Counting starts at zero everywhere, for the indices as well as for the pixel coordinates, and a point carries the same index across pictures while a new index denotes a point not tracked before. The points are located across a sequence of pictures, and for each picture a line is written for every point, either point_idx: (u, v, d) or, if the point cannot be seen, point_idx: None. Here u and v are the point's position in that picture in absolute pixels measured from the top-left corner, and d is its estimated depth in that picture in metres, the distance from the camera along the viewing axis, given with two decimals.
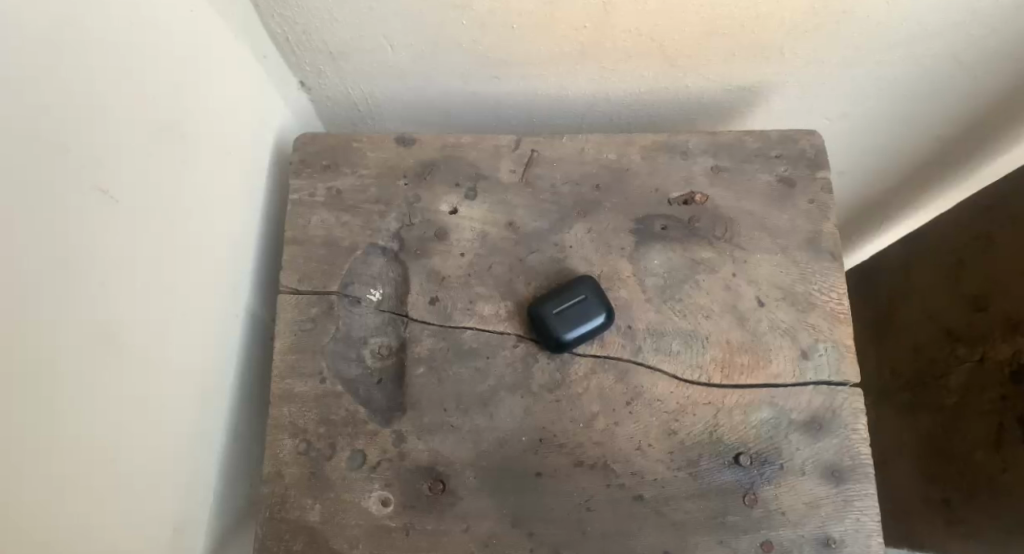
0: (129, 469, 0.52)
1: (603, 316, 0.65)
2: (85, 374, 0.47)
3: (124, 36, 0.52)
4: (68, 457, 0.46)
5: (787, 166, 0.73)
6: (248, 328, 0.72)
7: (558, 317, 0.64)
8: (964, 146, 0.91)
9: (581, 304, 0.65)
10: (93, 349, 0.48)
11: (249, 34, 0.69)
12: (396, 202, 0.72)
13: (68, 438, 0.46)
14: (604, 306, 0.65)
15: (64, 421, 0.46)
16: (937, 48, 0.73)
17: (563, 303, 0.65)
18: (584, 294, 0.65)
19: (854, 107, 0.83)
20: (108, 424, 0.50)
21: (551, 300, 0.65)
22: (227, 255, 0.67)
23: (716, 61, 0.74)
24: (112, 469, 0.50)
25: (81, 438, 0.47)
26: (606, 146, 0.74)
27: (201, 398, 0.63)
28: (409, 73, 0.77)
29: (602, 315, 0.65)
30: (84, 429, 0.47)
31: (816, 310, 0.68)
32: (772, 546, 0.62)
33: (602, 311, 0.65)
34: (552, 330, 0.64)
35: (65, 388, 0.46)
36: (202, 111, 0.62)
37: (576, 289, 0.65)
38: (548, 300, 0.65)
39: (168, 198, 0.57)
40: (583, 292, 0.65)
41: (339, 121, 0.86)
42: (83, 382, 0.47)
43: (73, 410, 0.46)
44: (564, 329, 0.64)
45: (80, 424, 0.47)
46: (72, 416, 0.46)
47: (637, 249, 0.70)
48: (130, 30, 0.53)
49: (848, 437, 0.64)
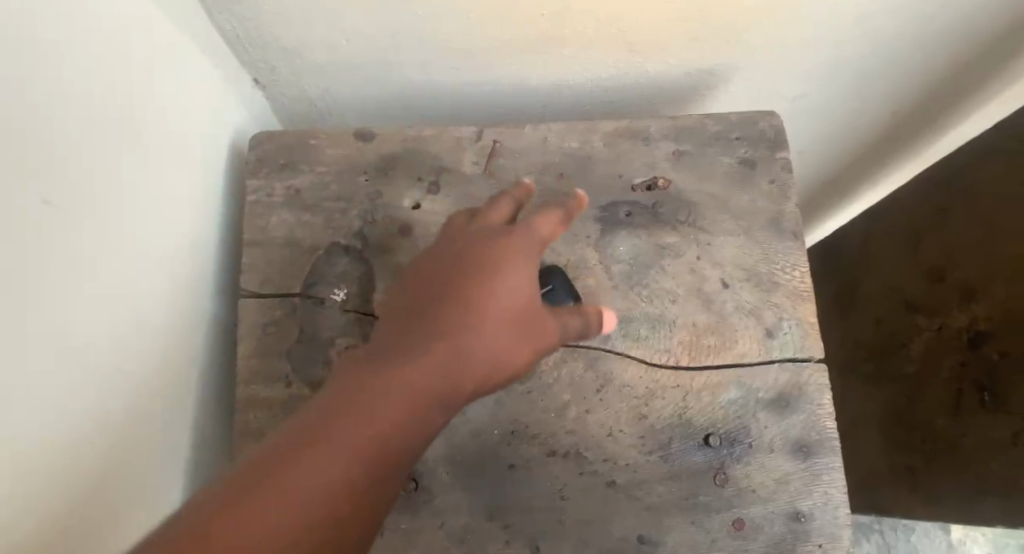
0: (103, 486, 0.52)
1: (572, 305, 0.66)
2: (51, 397, 0.46)
3: (67, 46, 0.50)
4: (41, 480, 0.45)
5: (747, 149, 0.73)
6: (210, 334, 0.71)
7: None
8: (917, 128, 0.93)
9: (551, 293, 0.65)
10: (54, 372, 0.47)
11: (197, 34, 0.67)
12: (357, 199, 0.71)
13: (36, 464, 0.45)
14: (573, 295, 0.66)
15: (41, 440, 0.45)
16: (890, 26, 0.73)
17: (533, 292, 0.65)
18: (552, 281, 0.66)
19: (811, 87, 0.84)
20: (77, 448, 0.49)
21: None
22: (183, 264, 0.66)
23: (675, 45, 0.74)
24: (79, 491, 0.49)
25: (52, 462, 0.46)
26: (568, 134, 0.74)
27: (165, 412, 0.62)
28: (366, 67, 0.75)
29: (570, 299, 0.65)
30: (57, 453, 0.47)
31: (779, 289, 0.69)
32: (744, 523, 0.62)
33: (571, 301, 0.66)
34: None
35: (31, 414, 0.44)
36: (150, 117, 0.60)
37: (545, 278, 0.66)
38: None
39: (116, 209, 0.55)
40: (553, 281, 0.66)
41: (297, 118, 0.85)
42: (54, 405, 0.47)
43: (36, 434, 0.45)
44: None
45: (45, 447, 0.46)
46: (36, 439, 0.45)
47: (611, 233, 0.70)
48: (74, 39, 0.51)
49: (814, 412, 0.65)
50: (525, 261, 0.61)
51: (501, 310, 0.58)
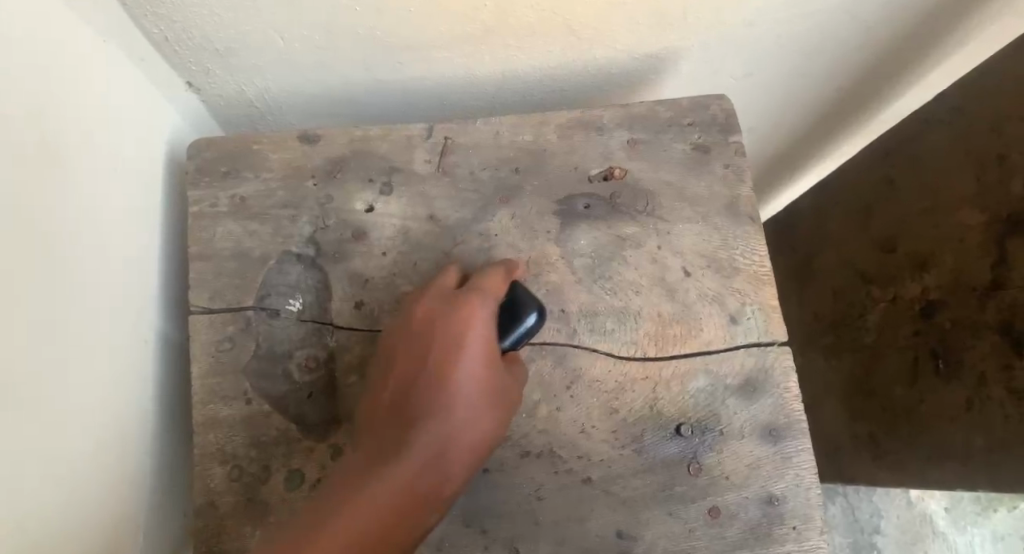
0: (53, 528, 0.49)
1: (535, 315, 0.62)
2: None
3: None
4: None
5: (700, 134, 0.73)
6: (161, 355, 0.67)
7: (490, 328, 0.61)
8: (862, 97, 0.95)
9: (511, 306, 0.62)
10: None
11: (120, 37, 0.62)
12: (306, 205, 0.68)
13: None
14: (535, 304, 0.62)
15: None
16: (830, 5, 0.73)
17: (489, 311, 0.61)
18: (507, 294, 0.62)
19: (758, 68, 0.85)
20: (21, 493, 0.46)
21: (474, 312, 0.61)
22: (126, 283, 0.62)
23: (621, 32, 0.73)
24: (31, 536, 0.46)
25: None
26: (521, 128, 0.72)
27: (118, 441, 0.58)
28: (305, 65, 0.71)
29: (534, 311, 0.62)
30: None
31: (740, 275, 0.69)
32: (720, 511, 0.63)
33: (534, 310, 0.62)
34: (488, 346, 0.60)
35: None
36: (74, 126, 0.56)
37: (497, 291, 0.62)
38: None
39: (44, 231, 0.51)
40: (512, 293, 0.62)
41: (235, 120, 0.80)
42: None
43: None
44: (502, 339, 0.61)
45: None
46: None
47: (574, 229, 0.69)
48: None
49: (781, 396, 0.66)
50: (481, 337, 0.59)
51: (467, 401, 0.57)
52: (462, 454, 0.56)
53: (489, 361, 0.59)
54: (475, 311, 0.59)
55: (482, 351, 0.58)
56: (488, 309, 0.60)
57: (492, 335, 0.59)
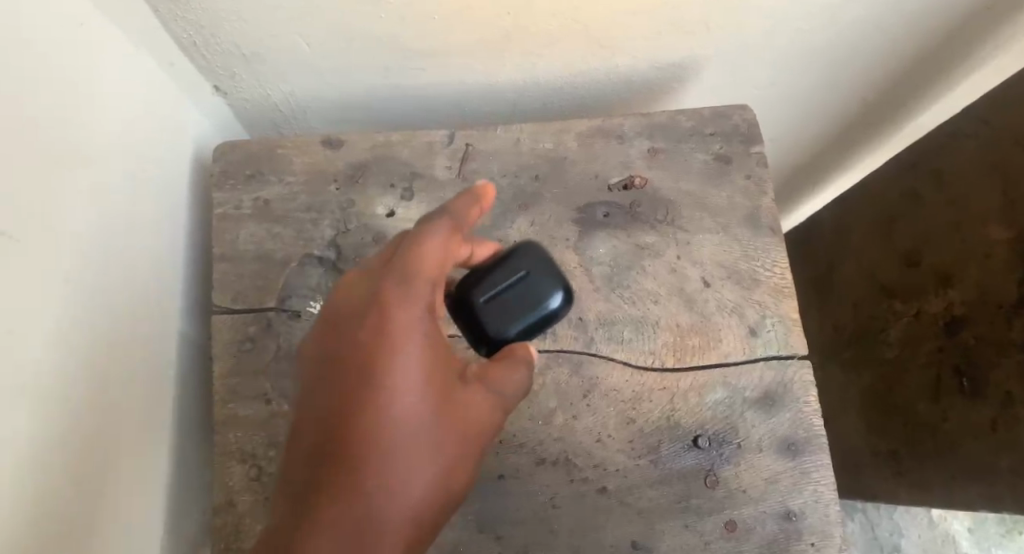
0: (77, 522, 0.50)
1: (554, 305, 0.56)
2: (17, 436, 0.44)
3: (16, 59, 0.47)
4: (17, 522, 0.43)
5: (721, 144, 0.73)
6: (183, 355, 0.68)
7: (511, 310, 0.55)
8: (885, 109, 0.94)
9: (528, 292, 0.55)
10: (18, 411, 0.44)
11: (150, 42, 0.63)
12: (328, 209, 0.69)
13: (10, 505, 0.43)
14: (556, 294, 0.56)
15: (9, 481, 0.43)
16: (855, 16, 0.72)
17: (510, 290, 0.55)
18: (530, 271, 0.56)
19: (780, 78, 0.84)
20: (49, 487, 0.47)
21: (493, 291, 0.55)
22: (151, 283, 0.63)
23: (643, 41, 0.73)
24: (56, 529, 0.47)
25: (26, 503, 0.44)
26: (541, 135, 0.73)
27: (140, 439, 0.60)
28: (329, 70, 0.72)
29: (559, 292, 0.57)
30: (22, 492, 0.44)
31: (760, 287, 0.68)
32: (737, 525, 0.62)
33: (554, 300, 0.56)
34: (506, 333, 0.54)
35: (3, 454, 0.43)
36: (104, 131, 0.57)
37: (518, 267, 0.56)
38: (485, 291, 0.54)
39: (74, 230, 0.52)
40: (528, 278, 0.56)
41: (260, 124, 0.82)
42: (10, 444, 0.43)
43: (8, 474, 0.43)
44: (524, 324, 0.55)
45: (16, 488, 0.43)
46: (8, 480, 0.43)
47: (595, 236, 0.69)
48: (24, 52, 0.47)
49: (801, 409, 0.65)
50: (416, 332, 0.44)
51: (414, 422, 0.42)
52: (418, 488, 0.41)
53: (438, 362, 0.45)
54: (397, 306, 0.45)
55: (420, 346, 0.44)
56: (420, 300, 0.45)
57: (435, 344, 0.45)
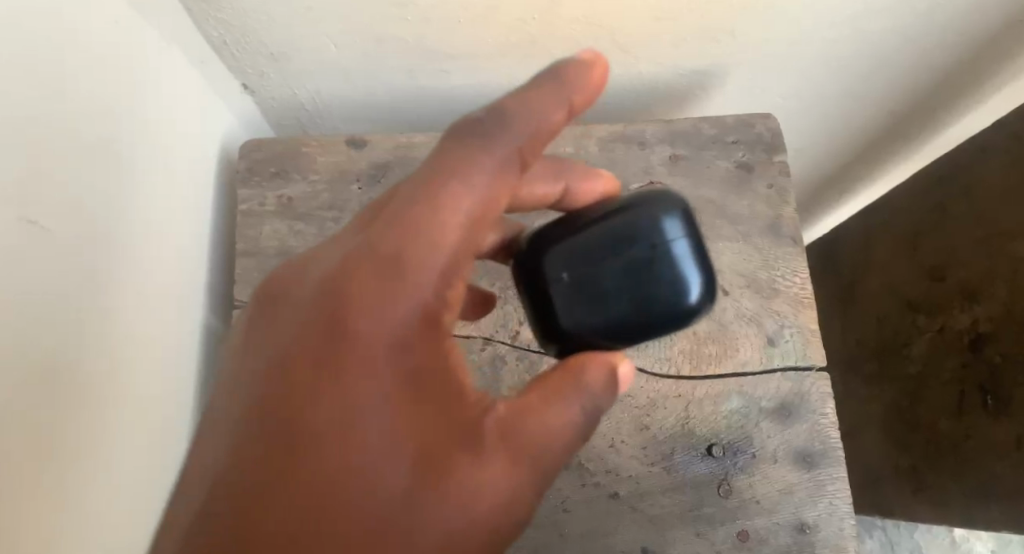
0: (101, 507, 0.51)
1: (667, 299, 0.44)
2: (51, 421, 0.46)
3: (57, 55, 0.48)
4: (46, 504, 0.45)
5: (743, 152, 0.72)
6: (204, 347, 0.70)
7: (606, 297, 0.44)
8: (912, 121, 0.93)
9: (635, 280, 0.44)
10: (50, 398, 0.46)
11: (186, 43, 0.65)
12: (350, 208, 0.70)
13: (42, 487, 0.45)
14: (672, 285, 0.44)
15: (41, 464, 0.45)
16: (883, 26, 0.72)
17: (608, 268, 0.44)
18: (658, 248, 0.44)
19: (806, 87, 0.83)
20: (77, 471, 0.49)
21: (585, 267, 0.45)
22: (175, 277, 0.65)
23: (668, 47, 0.73)
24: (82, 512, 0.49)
25: (56, 485, 0.46)
26: (562, 140, 0.73)
27: (160, 428, 0.61)
28: (354, 71, 0.73)
29: (679, 285, 0.44)
30: (47, 479, 0.45)
31: (779, 296, 0.68)
32: (749, 535, 0.61)
33: (666, 294, 0.44)
34: (590, 323, 0.45)
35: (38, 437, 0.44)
36: (137, 128, 0.59)
37: (642, 241, 0.44)
38: (576, 266, 0.45)
39: (105, 221, 0.53)
40: (638, 263, 0.44)
41: (286, 122, 0.83)
42: (44, 428, 0.45)
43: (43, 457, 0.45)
44: (624, 317, 0.44)
45: (47, 471, 0.45)
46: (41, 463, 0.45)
47: None
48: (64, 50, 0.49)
49: (818, 421, 0.64)
50: (388, 344, 0.36)
51: (390, 457, 0.35)
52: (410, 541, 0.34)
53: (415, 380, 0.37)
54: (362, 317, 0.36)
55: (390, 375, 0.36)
56: (397, 304, 0.37)
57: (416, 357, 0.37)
